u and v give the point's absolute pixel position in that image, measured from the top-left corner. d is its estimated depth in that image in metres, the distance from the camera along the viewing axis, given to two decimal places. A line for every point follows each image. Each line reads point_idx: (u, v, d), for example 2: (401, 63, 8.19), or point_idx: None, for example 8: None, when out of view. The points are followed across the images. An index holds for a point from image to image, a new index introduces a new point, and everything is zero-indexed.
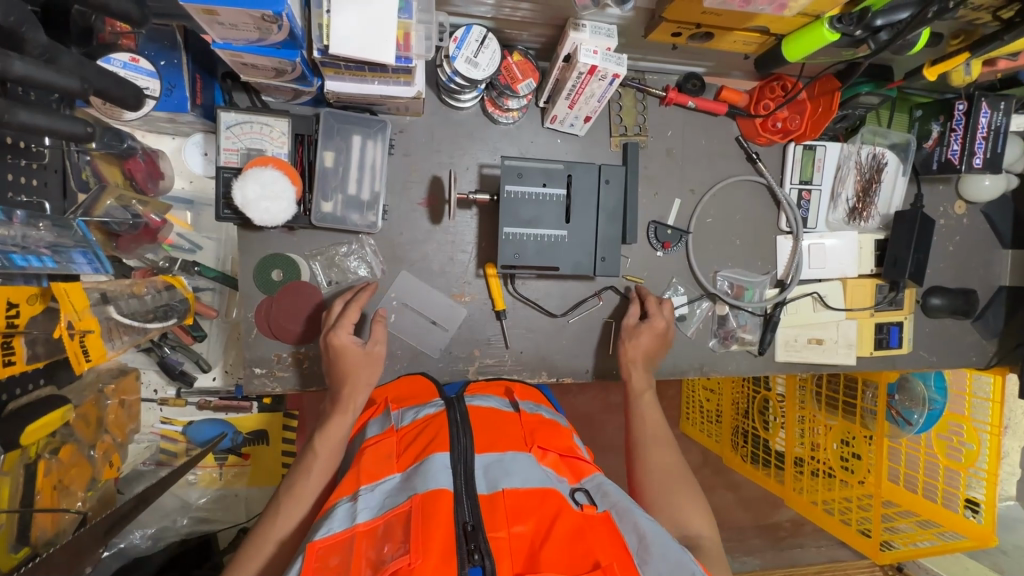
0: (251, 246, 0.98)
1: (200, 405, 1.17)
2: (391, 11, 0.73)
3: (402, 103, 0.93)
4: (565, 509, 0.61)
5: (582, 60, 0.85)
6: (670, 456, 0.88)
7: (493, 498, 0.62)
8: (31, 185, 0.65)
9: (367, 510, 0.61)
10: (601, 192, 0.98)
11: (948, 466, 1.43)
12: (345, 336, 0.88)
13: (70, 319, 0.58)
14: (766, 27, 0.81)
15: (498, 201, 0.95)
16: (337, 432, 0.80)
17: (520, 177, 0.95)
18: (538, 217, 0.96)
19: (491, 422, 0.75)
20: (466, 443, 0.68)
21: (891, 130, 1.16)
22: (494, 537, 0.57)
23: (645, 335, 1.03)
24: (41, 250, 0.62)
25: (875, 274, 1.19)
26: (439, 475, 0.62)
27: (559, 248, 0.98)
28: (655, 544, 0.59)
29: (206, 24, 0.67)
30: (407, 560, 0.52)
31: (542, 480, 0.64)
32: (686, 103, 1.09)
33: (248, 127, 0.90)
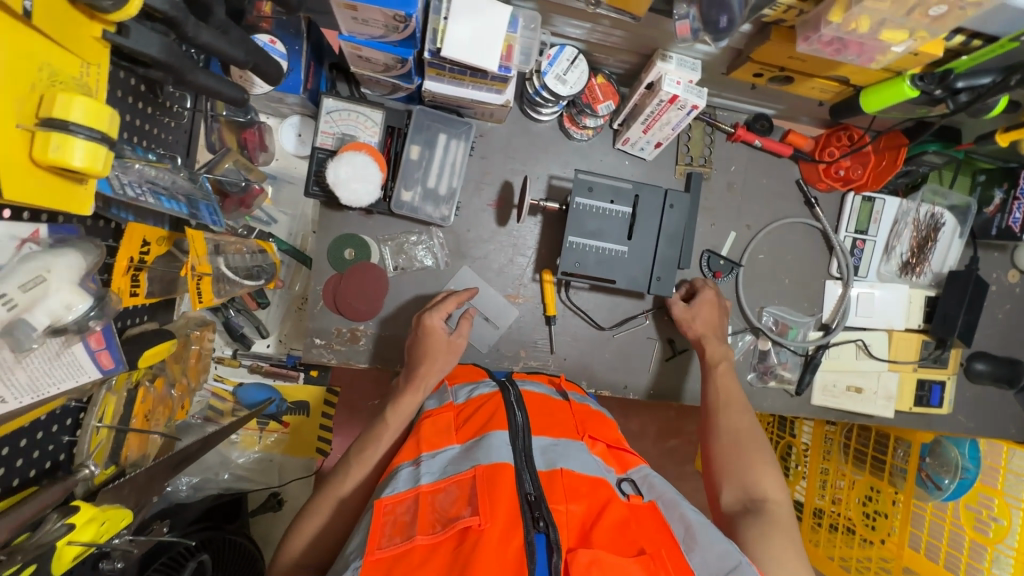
0: (330, 224, 1.04)
1: (251, 367, 1.23)
2: (502, 24, 0.79)
3: (489, 109, 1.00)
4: (614, 499, 0.67)
5: (665, 88, 0.91)
6: (744, 421, 0.93)
7: (551, 475, 0.69)
8: (164, 139, 0.70)
9: (431, 475, 0.70)
10: (664, 215, 1.02)
11: (974, 539, 1.39)
12: (439, 319, 0.94)
13: (194, 262, 0.66)
14: (847, 77, 0.85)
15: (567, 211, 1.00)
16: (409, 407, 0.87)
17: (590, 191, 1.00)
18: (601, 230, 1.01)
19: (541, 408, 0.83)
20: (521, 423, 0.77)
21: (953, 191, 1.18)
22: (556, 509, 0.64)
23: (708, 306, 1.06)
24: (180, 197, 0.66)
25: (921, 329, 1.19)
26: (499, 451, 0.70)
27: (618, 263, 1.02)
28: (701, 533, 0.67)
29: (341, 17, 0.75)
30: (477, 521, 0.61)
31: (595, 470, 0.71)
32: (752, 141, 1.13)
33: (346, 114, 0.97)
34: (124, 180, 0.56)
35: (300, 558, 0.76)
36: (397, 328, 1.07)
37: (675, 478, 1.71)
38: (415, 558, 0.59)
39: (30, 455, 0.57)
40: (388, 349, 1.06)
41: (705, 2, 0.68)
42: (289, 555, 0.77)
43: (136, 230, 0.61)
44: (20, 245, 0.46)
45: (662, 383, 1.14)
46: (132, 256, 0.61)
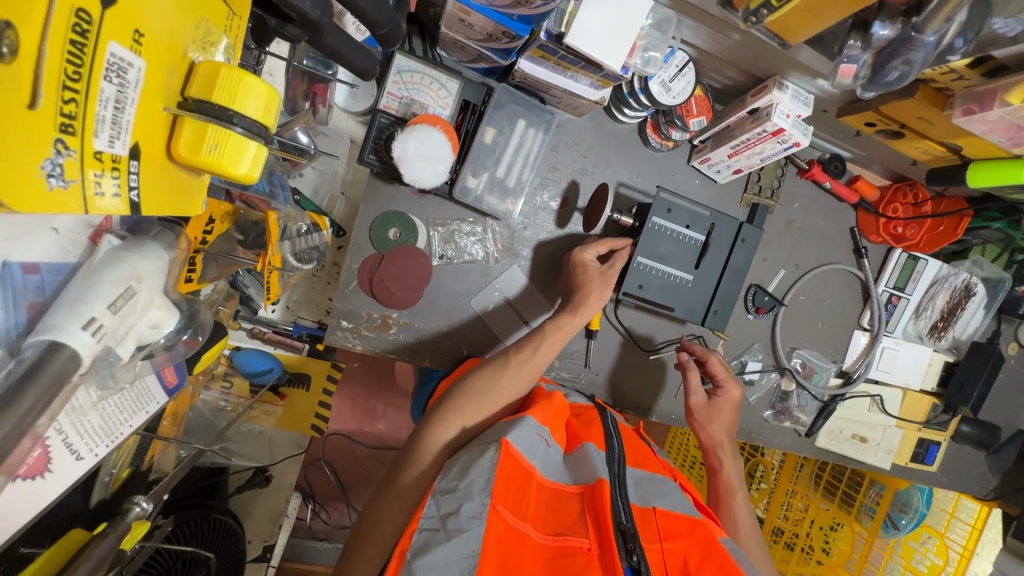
0: (376, 197, 0.92)
1: (252, 332, 1.09)
2: (637, 20, 0.69)
3: (577, 102, 0.90)
4: (713, 544, 0.64)
5: (774, 120, 0.84)
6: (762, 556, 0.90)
7: (645, 513, 0.67)
8: None
9: (547, 468, 0.68)
10: (734, 249, 0.98)
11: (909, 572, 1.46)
12: (591, 254, 0.90)
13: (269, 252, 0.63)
14: (962, 147, 0.82)
15: (642, 229, 0.93)
16: (568, 327, 0.86)
17: (668, 212, 0.94)
18: (670, 255, 0.95)
19: (634, 442, 0.82)
20: (619, 452, 0.73)
21: (990, 264, 1.21)
22: (649, 549, 0.63)
23: (731, 415, 0.98)
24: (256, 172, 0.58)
25: (934, 392, 1.23)
26: (599, 468, 0.69)
27: (680, 290, 0.97)
28: None
29: None
30: (587, 544, 0.60)
31: (691, 510, 0.69)
32: (823, 182, 1.09)
33: (419, 77, 0.84)
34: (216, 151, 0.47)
35: (446, 434, 0.74)
36: (432, 322, 0.98)
37: None
38: (526, 545, 0.58)
39: None
40: (419, 343, 0.98)
41: (884, 50, 0.62)
42: (439, 427, 0.74)
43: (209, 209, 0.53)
44: (95, 236, 0.43)
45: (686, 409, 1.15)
46: (197, 234, 0.53)
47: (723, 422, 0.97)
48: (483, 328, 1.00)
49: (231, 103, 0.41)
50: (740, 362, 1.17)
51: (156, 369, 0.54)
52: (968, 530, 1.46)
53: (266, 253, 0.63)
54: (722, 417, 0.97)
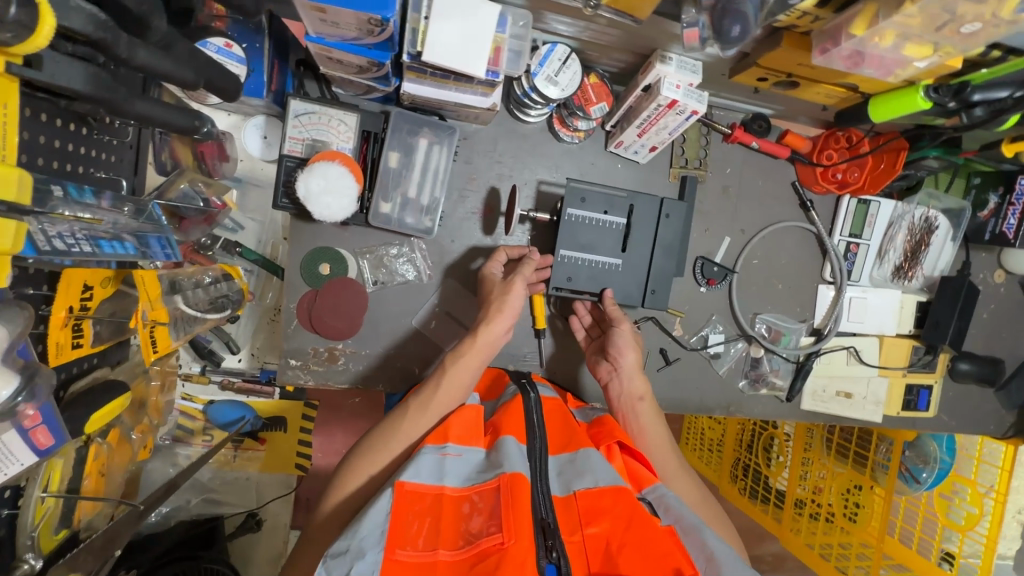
0: (301, 236, 0.96)
1: (223, 384, 1.15)
2: (490, 26, 0.71)
3: (473, 112, 0.92)
4: (635, 510, 0.69)
5: (664, 93, 0.85)
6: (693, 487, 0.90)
7: (568, 499, 0.72)
8: (109, 160, 0.68)
9: (456, 478, 0.73)
10: (660, 226, 0.97)
11: (946, 526, 1.42)
12: (494, 267, 0.95)
13: (143, 308, 0.58)
14: (855, 84, 0.80)
15: (559, 223, 0.95)
16: (476, 349, 0.85)
17: (582, 201, 0.95)
18: (593, 244, 0.96)
19: (561, 419, 0.86)
20: (540, 445, 0.78)
21: (947, 194, 1.16)
22: (569, 540, 0.68)
23: (633, 352, 0.95)
24: (125, 235, 0.61)
25: (913, 334, 1.18)
26: (517, 461, 0.72)
27: (611, 276, 0.98)
28: (724, 564, 0.67)
29: (306, 19, 0.64)
30: (500, 539, 0.64)
31: (613, 478, 0.73)
32: (750, 143, 1.08)
33: (317, 118, 0.88)
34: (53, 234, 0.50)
35: (352, 486, 0.77)
36: (377, 347, 1.01)
37: None
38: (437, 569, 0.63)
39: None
40: (369, 369, 1.01)
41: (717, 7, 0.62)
42: (346, 480, 0.77)
43: (73, 275, 0.55)
44: None
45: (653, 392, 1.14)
46: (70, 305, 0.56)
47: (621, 363, 0.95)
48: (429, 344, 1.03)
49: (3, 198, 0.44)
50: (701, 336, 1.15)
51: (12, 424, 0.51)
52: (998, 473, 1.38)
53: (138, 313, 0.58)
54: (622, 358, 0.95)
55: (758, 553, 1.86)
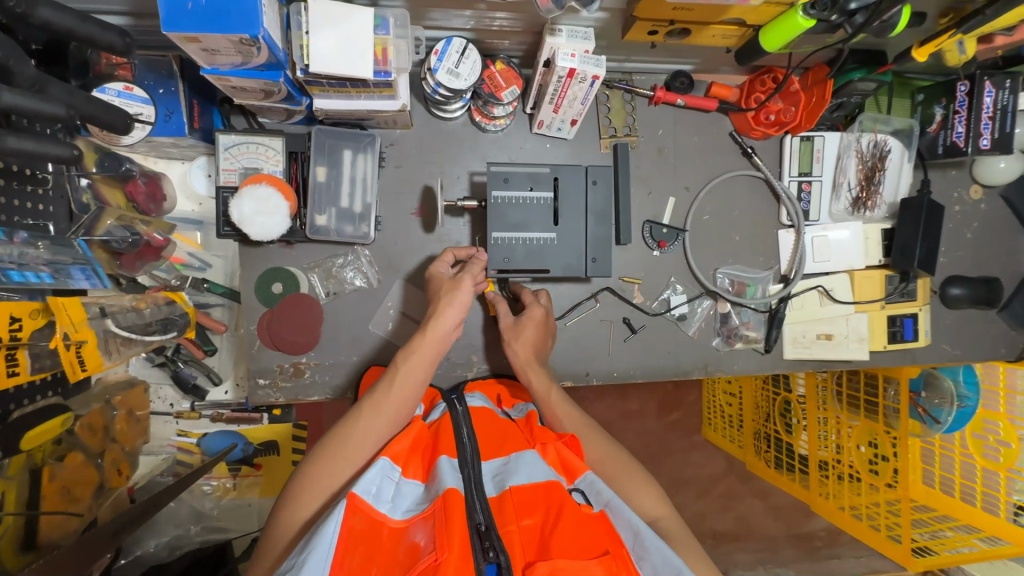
0: (252, 261, 1.01)
1: (213, 417, 1.20)
2: (368, 28, 0.76)
3: (388, 117, 0.96)
4: (568, 502, 0.67)
5: (560, 64, 0.87)
6: (608, 448, 0.87)
7: (502, 497, 0.69)
8: (35, 209, 0.68)
9: (401, 510, 0.70)
10: (589, 193, 0.99)
11: (986, 467, 1.34)
12: (441, 266, 0.96)
13: (67, 331, 0.64)
14: (741, 18, 0.81)
15: (487, 207, 0.97)
16: (427, 343, 0.86)
17: (506, 181, 0.97)
18: (524, 222, 0.98)
19: (491, 425, 0.84)
20: (471, 448, 0.77)
21: (892, 115, 1.12)
22: (506, 531, 0.65)
23: (533, 327, 0.98)
24: (40, 267, 0.67)
25: (883, 265, 1.14)
26: (450, 475, 0.71)
27: (549, 251, 0.99)
28: (649, 540, 0.68)
29: (191, 51, 0.70)
30: (434, 556, 0.61)
31: (546, 474, 0.72)
32: (675, 101, 1.09)
33: (245, 147, 0.94)
34: None
35: (302, 510, 0.76)
36: (340, 355, 1.04)
37: (680, 451, 1.92)
38: None
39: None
40: (335, 378, 1.04)
41: None
42: (295, 504, 0.77)
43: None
44: None
45: (623, 363, 1.13)
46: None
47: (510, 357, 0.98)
48: (389, 347, 1.06)
49: None
50: (663, 300, 1.14)
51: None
52: None
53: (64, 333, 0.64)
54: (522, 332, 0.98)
55: (808, 531, 1.56)
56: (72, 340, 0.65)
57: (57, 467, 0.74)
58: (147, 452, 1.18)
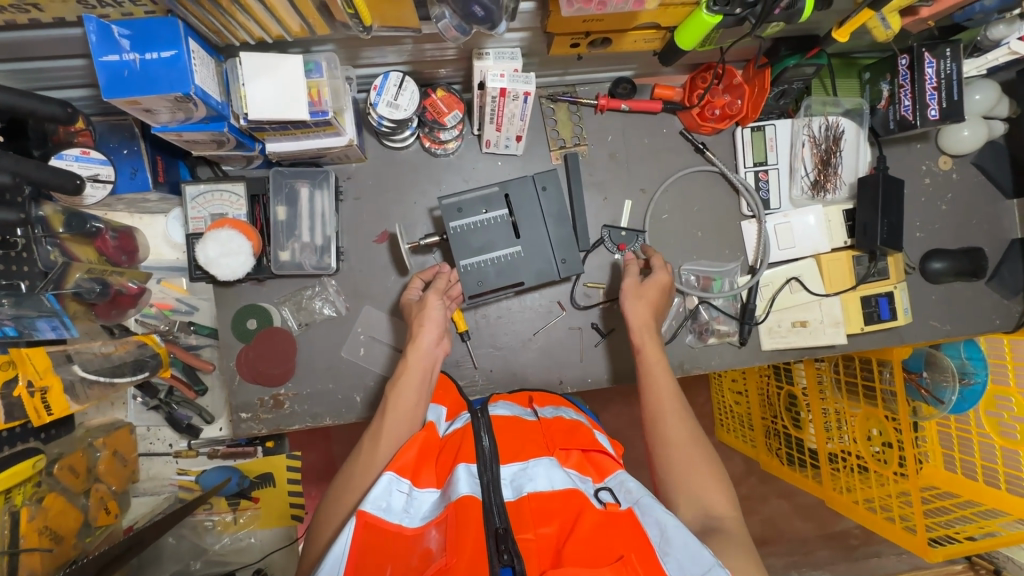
0: (226, 299, 1.07)
1: (210, 454, 1.23)
2: (299, 74, 0.81)
3: (339, 152, 1.01)
4: (587, 508, 0.68)
5: (490, 84, 0.91)
6: (682, 425, 0.86)
7: (520, 502, 0.70)
8: (11, 271, 0.73)
9: (415, 517, 0.71)
10: (542, 200, 1.02)
11: (1005, 446, 1.26)
12: (411, 292, 1.01)
13: (31, 379, 0.75)
14: (655, 22, 0.84)
15: (448, 238, 1.00)
16: (417, 363, 0.90)
17: (461, 211, 1.01)
18: (485, 243, 1.01)
19: (515, 428, 0.83)
20: (489, 448, 0.75)
21: (841, 96, 1.11)
22: (523, 538, 0.65)
23: (635, 305, 0.99)
24: (6, 322, 0.74)
25: (850, 246, 1.13)
26: (469, 483, 0.70)
27: (517, 264, 1.01)
28: (675, 536, 0.67)
29: (137, 114, 0.76)
30: (444, 560, 0.63)
31: (564, 480, 0.71)
32: (620, 107, 1.11)
33: (211, 196, 1.00)
34: None
35: (322, 540, 0.79)
36: (316, 384, 1.08)
37: None
38: None
39: None
40: (313, 406, 1.08)
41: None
42: (318, 535, 0.79)
43: None
44: None
45: (597, 368, 1.13)
46: None
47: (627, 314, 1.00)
48: (363, 371, 1.09)
49: None
50: None
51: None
52: None
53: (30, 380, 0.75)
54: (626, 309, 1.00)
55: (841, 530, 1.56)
56: (37, 387, 0.76)
57: (34, 508, 0.74)
58: (150, 491, 1.23)
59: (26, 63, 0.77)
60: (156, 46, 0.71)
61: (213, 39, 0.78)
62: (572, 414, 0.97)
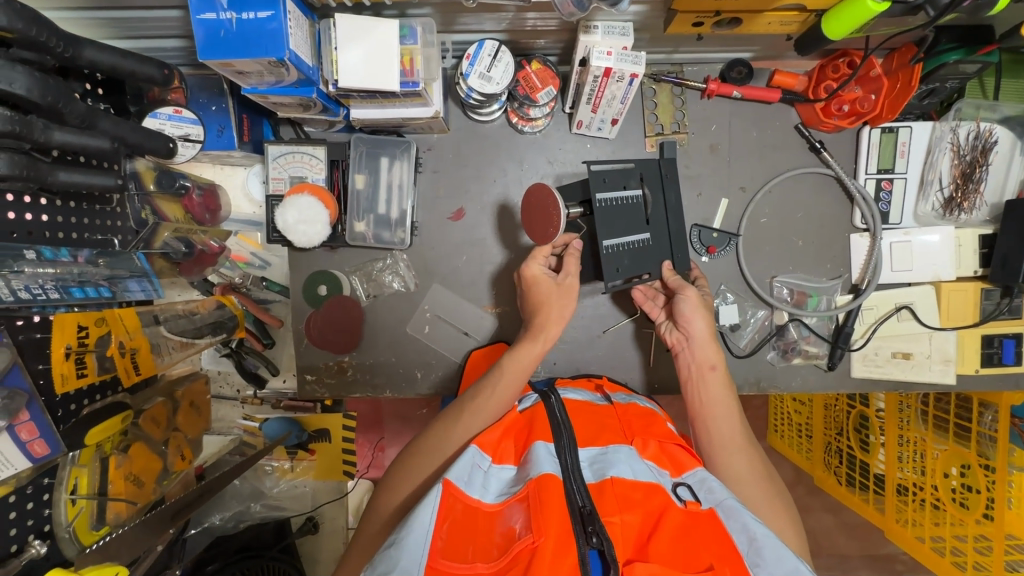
0: (300, 264, 1.07)
1: (274, 403, 1.28)
2: (392, 40, 0.76)
3: (424, 123, 0.96)
4: (671, 506, 0.63)
5: (594, 63, 0.82)
6: (752, 464, 0.79)
7: (601, 485, 0.64)
8: (106, 225, 0.74)
9: (492, 494, 0.64)
10: (666, 188, 0.94)
11: None
12: (538, 267, 0.91)
13: (122, 339, 0.74)
14: (800, 4, 0.72)
15: (592, 212, 0.86)
16: (529, 354, 0.85)
17: (605, 182, 0.88)
18: (624, 224, 0.89)
19: (589, 415, 0.79)
20: (567, 435, 0.71)
21: (1001, 100, 0.93)
22: (608, 522, 0.59)
23: (702, 317, 0.89)
24: (100, 281, 0.73)
25: (980, 277, 1.00)
26: (546, 462, 0.65)
27: (648, 252, 0.92)
28: (766, 546, 0.58)
29: (229, 76, 0.74)
30: (530, 540, 0.55)
31: (648, 475, 0.66)
32: (730, 93, 0.99)
33: (291, 157, 0.98)
34: (19, 286, 0.60)
35: (391, 500, 0.78)
36: (380, 355, 1.08)
37: None
38: None
39: (29, 520, 0.66)
40: (374, 377, 1.08)
41: None
42: (386, 495, 0.79)
43: (66, 319, 0.65)
44: None
45: (665, 375, 1.07)
46: (70, 343, 0.66)
47: (694, 330, 0.89)
48: (426, 349, 1.09)
49: None
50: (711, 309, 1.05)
51: (5, 425, 0.58)
52: None
53: (124, 338, 0.74)
54: (691, 324, 0.89)
55: (887, 553, 1.49)
56: (127, 347, 0.75)
57: (122, 457, 0.78)
58: (219, 431, 1.27)
59: (125, 11, 0.75)
60: (252, 5, 0.67)
61: None
62: (645, 402, 0.91)
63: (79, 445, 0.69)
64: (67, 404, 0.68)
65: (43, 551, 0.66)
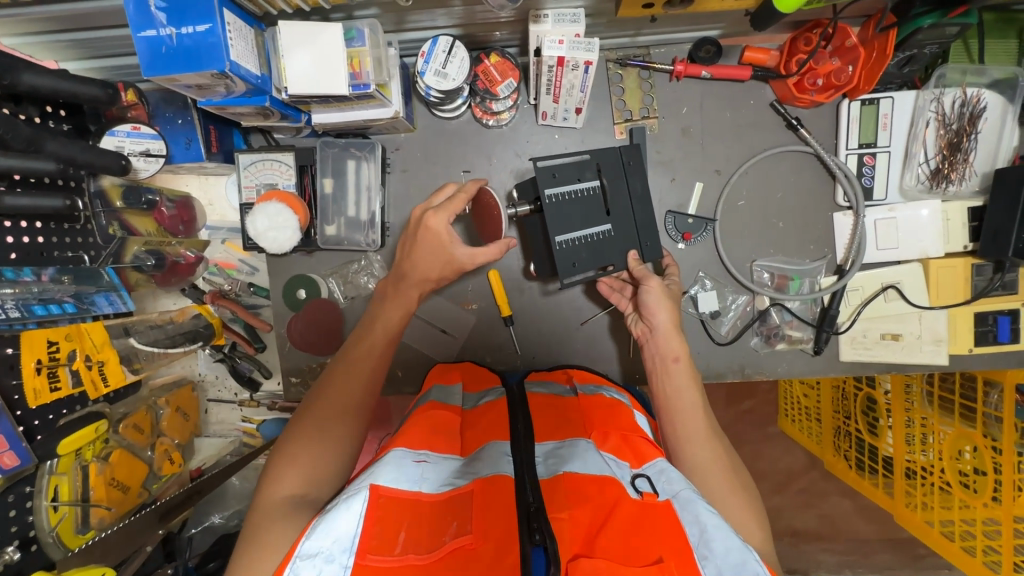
0: (278, 270, 1.09)
1: (269, 406, 1.21)
2: (339, 45, 0.76)
3: (387, 124, 0.96)
4: (625, 498, 0.62)
5: (547, 52, 0.80)
6: (717, 457, 0.77)
7: (554, 481, 0.64)
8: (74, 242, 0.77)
9: (431, 484, 0.65)
10: (629, 178, 0.91)
11: None
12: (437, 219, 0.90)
13: (88, 354, 0.78)
14: None
15: (541, 210, 0.86)
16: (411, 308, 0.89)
17: (554, 177, 0.86)
18: (581, 217, 0.88)
19: (551, 411, 0.80)
20: (523, 429, 0.72)
21: (989, 64, 0.87)
22: (555, 517, 0.59)
23: (666, 310, 0.87)
24: (66, 297, 0.78)
25: (971, 252, 0.95)
26: (501, 462, 0.66)
27: (608, 244, 0.90)
28: (716, 538, 0.58)
29: (179, 90, 0.75)
30: (467, 541, 0.56)
31: (603, 468, 0.65)
32: (699, 74, 0.96)
33: (262, 164, 0.99)
34: None
35: (283, 488, 0.68)
36: None
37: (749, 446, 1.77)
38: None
39: (14, 526, 0.71)
40: None
41: None
42: (274, 485, 0.68)
43: (34, 336, 0.71)
44: None
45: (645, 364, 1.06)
46: (40, 358, 0.72)
47: (656, 322, 0.88)
48: (407, 347, 1.10)
49: None
50: (690, 297, 1.03)
51: None
52: None
53: (90, 353, 0.79)
54: (654, 316, 0.88)
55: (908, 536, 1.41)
56: (93, 361, 0.79)
57: (103, 464, 0.82)
58: (219, 433, 1.26)
59: (80, 34, 0.77)
60: (190, 20, 0.67)
61: (249, 7, 0.74)
62: (615, 392, 0.90)
63: (52, 455, 0.74)
64: (44, 415, 0.74)
65: (17, 557, 0.70)
